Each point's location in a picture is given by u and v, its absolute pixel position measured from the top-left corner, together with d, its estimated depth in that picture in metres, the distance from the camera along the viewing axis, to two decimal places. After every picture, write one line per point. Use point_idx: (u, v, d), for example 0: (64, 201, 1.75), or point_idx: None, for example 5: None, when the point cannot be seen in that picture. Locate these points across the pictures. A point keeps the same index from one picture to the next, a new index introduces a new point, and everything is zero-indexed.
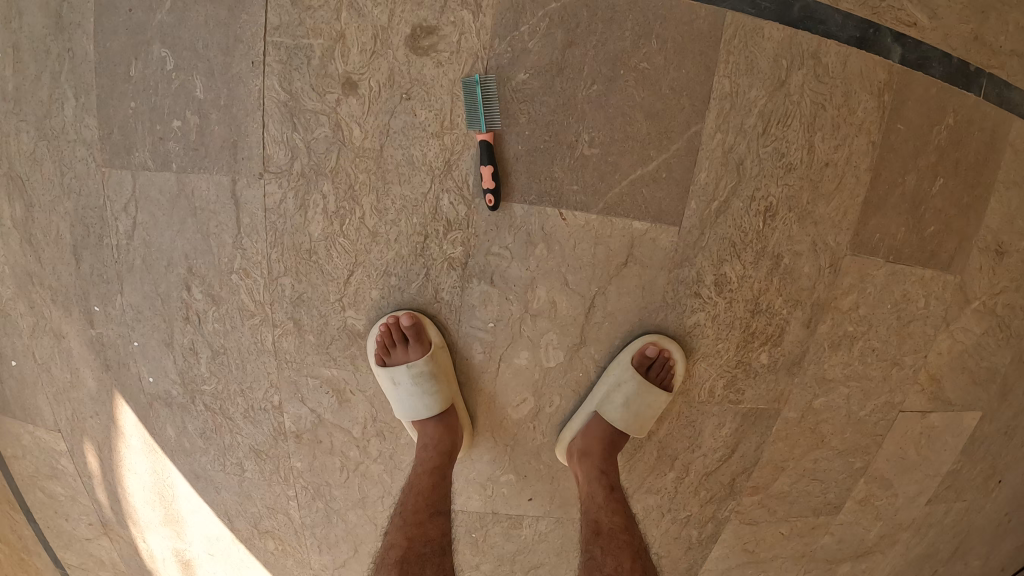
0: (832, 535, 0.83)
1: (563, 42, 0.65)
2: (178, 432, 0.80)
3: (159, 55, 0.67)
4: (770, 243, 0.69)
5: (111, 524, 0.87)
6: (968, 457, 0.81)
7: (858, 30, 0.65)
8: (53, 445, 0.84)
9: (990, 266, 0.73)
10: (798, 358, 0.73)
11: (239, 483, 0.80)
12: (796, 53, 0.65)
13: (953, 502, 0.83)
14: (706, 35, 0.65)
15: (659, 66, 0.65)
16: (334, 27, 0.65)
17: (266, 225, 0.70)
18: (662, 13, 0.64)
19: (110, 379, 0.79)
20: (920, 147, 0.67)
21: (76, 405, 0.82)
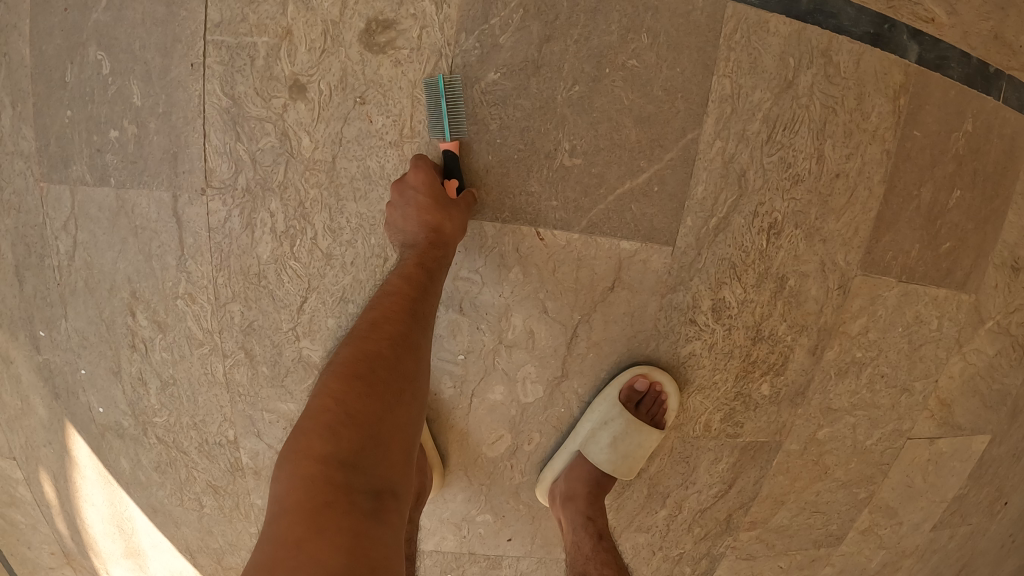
0: (834, 566, 0.77)
1: (540, 36, 0.59)
2: (133, 465, 0.74)
3: (94, 58, 0.60)
4: (774, 264, 0.64)
5: (73, 553, 0.83)
6: (975, 480, 0.74)
7: (872, 25, 0.60)
8: (9, 473, 0.79)
9: (1006, 283, 0.67)
10: (803, 388, 0.68)
11: (200, 517, 0.75)
12: (811, 49, 0.60)
13: (956, 526, 0.76)
14: (703, 29, 0.59)
15: (650, 64, 0.60)
16: (280, 22, 0.59)
17: (212, 247, 0.63)
18: (653, 5, 0.59)
19: (60, 407, 0.73)
20: (939, 157, 0.62)
21: (29, 433, 0.76)
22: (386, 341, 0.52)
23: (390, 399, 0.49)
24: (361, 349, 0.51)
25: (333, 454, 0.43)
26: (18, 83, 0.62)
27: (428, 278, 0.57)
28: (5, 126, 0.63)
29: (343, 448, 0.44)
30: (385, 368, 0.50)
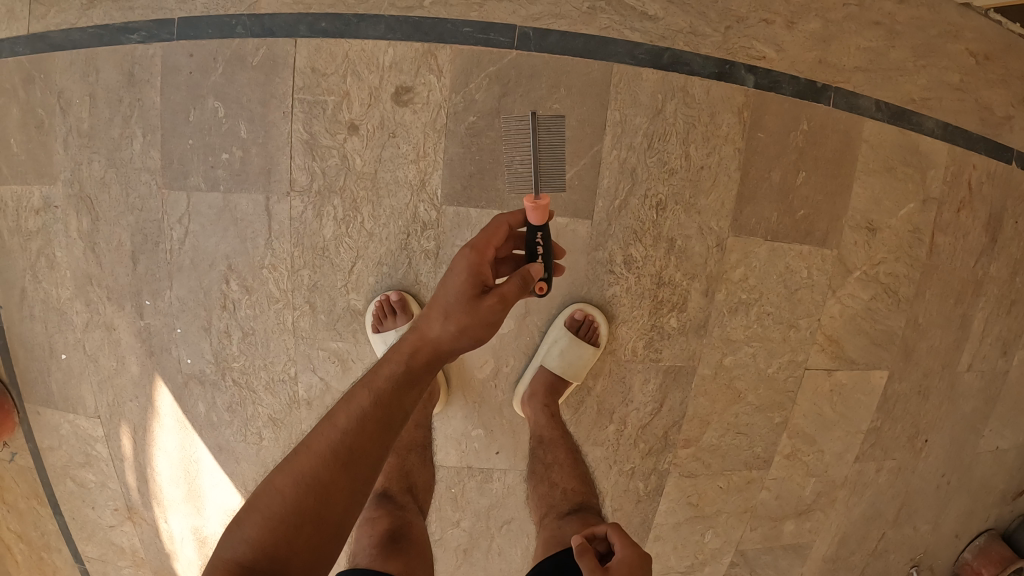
0: (770, 491, 1.04)
1: (499, 94, 0.85)
2: (208, 408, 0.99)
3: (212, 105, 0.87)
4: (665, 229, 0.90)
5: (136, 507, 1.06)
6: (887, 415, 1.04)
7: (717, 67, 0.85)
8: (92, 432, 1.04)
9: (865, 240, 0.95)
10: (704, 322, 0.93)
11: (258, 451, 1.00)
12: (671, 88, 0.86)
13: (883, 460, 1.06)
14: (599, 84, 0.85)
15: (567, 106, 0.86)
16: (342, 87, 0.85)
17: (291, 229, 0.90)
18: (566, 69, 0.85)
19: (152, 364, 0.99)
20: (783, 147, 0.88)
21: (118, 390, 1.01)
22: (368, 425, 0.53)
23: (360, 460, 0.52)
24: (344, 420, 0.53)
25: (271, 521, 0.49)
26: (148, 120, 0.89)
27: (433, 357, 0.59)
28: (136, 149, 0.90)
29: (279, 521, 0.49)
30: (352, 452, 0.52)
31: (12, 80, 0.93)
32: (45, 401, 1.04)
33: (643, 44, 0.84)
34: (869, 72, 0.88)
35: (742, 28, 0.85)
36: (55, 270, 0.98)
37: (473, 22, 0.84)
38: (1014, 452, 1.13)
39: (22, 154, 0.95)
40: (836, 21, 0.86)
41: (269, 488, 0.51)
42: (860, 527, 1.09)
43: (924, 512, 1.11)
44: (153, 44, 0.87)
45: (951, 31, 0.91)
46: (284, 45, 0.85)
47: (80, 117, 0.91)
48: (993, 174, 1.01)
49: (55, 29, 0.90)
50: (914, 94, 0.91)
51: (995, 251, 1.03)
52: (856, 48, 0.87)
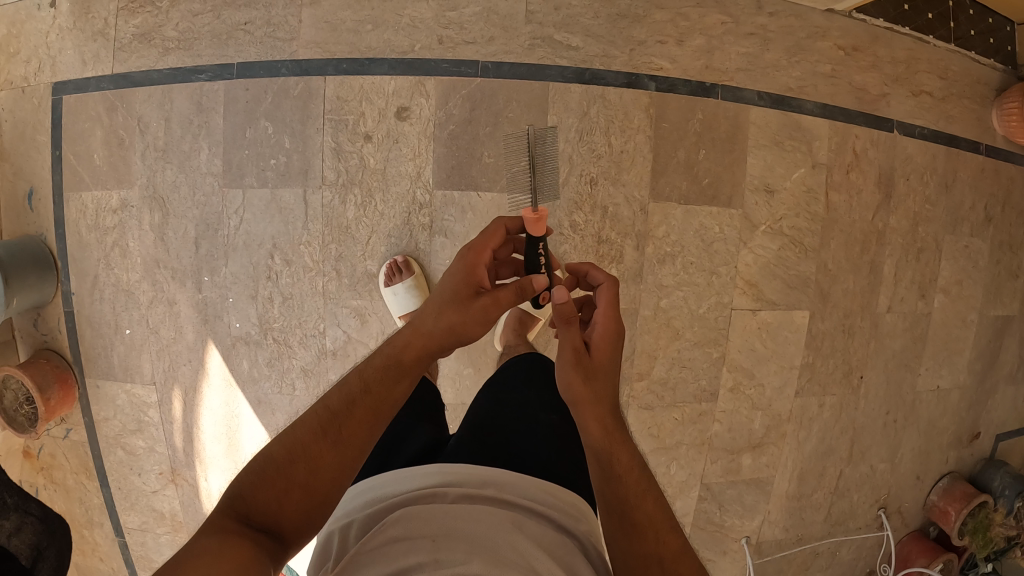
0: (722, 425, 1.28)
1: (468, 109, 1.14)
2: (251, 364, 1.24)
3: (264, 124, 1.18)
4: (599, 200, 1.18)
5: (178, 469, 1.29)
6: (821, 355, 1.31)
7: (627, 78, 1.16)
8: (147, 399, 1.29)
9: (765, 201, 1.23)
10: (639, 271, 1.21)
11: (291, 400, 1.24)
12: (593, 97, 1.15)
13: (827, 399, 1.33)
14: (540, 95, 1.14)
15: (517, 114, 1.14)
16: (357, 110, 1.15)
17: (324, 214, 1.18)
18: (516, 85, 1.14)
19: (206, 330, 1.25)
20: (683, 132, 1.18)
21: (175, 356, 1.26)
22: (356, 410, 0.60)
23: (348, 441, 0.59)
24: (337, 401, 0.61)
25: (268, 480, 0.57)
26: (214, 136, 1.20)
27: (419, 353, 0.65)
28: (204, 159, 1.20)
29: (275, 477, 0.57)
30: (343, 431, 0.59)
31: (97, 109, 1.23)
32: (107, 374, 1.30)
33: (570, 67, 1.14)
34: (748, 71, 1.19)
35: (643, 49, 1.15)
36: (126, 257, 1.25)
37: (449, 59, 1.14)
38: (950, 391, 1.45)
39: (103, 165, 1.24)
40: (717, 36, 1.17)
41: (268, 452, 0.58)
42: (816, 464, 1.35)
43: (856, 432, 1.37)
44: (218, 81, 1.19)
45: (817, 32, 1.22)
46: (317, 80, 1.16)
47: (158, 137, 1.22)
48: (877, 140, 1.29)
49: (137, 70, 1.21)
50: (791, 84, 1.21)
51: (891, 207, 1.32)
52: (736, 54, 1.18)
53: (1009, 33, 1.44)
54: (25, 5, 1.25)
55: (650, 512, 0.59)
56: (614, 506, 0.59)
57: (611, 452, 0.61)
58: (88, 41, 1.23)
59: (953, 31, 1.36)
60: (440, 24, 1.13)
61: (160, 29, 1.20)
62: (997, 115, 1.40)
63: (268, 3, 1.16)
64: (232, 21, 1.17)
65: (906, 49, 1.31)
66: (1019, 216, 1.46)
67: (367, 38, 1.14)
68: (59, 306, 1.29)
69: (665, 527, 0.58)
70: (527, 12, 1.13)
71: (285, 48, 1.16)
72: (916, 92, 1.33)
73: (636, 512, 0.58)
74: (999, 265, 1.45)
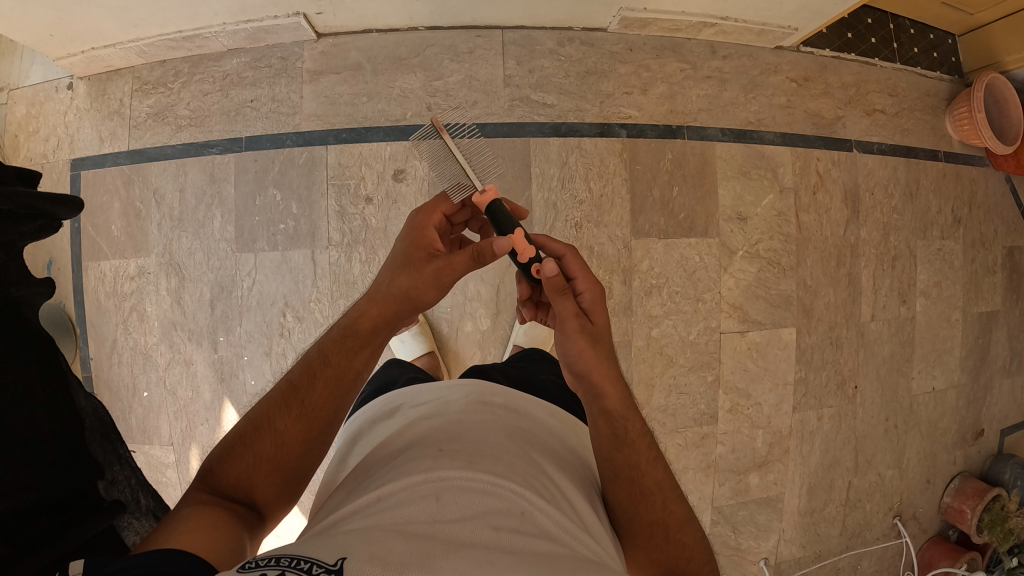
0: (725, 446, 1.33)
1: None
2: None
3: (273, 192, 1.27)
4: (586, 240, 1.26)
5: None
6: (812, 368, 1.37)
7: (599, 127, 1.27)
8: (166, 460, 1.33)
9: (739, 228, 1.32)
10: (628, 304, 1.28)
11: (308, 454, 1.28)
12: (570, 148, 1.26)
13: (823, 409, 1.39)
14: (522, 150, 1.25)
15: (504, 168, 1.25)
16: (359, 175, 1.26)
17: (331, 271, 1.27)
18: (500, 143, 1.25)
19: (223, 390, 1.30)
20: (655, 172, 1.29)
21: (193, 416, 1.31)
22: (319, 384, 0.68)
23: (312, 415, 0.68)
24: (298, 375, 0.70)
25: (238, 453, 0.65)
26: (226, 205, 1.29)
27: (374, 323, 0.72)
28: (217, 226, 1.29)
29: (246, 450, 0.66)
30: (307, 404, 0.68)
31: (115, 183, 1.32)
32: (124, 437, 1.33)
33: (547, 122, 1.26)
34: (709, 111, 1.31)
35: (612, 101, 1.27)
36: (144, 321, 1.31)
37: (438, 123, 1.26)
38: (939, 388, 1.51)
39: (122, 235, 1.32)
40: (677, 82, 1.30)
41: (238, 430, 0.68)
42: (824, 477, 1.40)
43: (853, 438, 1.42)
44: (228, 153, 1.28)
45: (769, 69, 1.34)
46: (320, 149, 1.26)
47: (173, 207, 1.30)
48: (838, 160, 1.39)
49: (152, 146, 1.31)
50: (750, 118, 1.33)
51: (859, 221, 1.41)
52: (697, 96, 1.30)
53: (951, 45, 1.56)
54: (45, 87, 1.36)
55: (658, 479, 0.69)
56: (622, 473, 0.69)
57: (626, 416, 0.70)
58: (105, 120, 1.33)
59: (897, 51, 1.48)
60: (427, 92, 1.25)
61: (173, 108, 1.30)
62: (949, 123, 1.51)
63: (271, 81, 1.27)
64: (239, 99, 1.28)
65: (855, 73, 1.43)
66: (985, 214, 1.55)
67: (363, 109, 1.26)
68: (77, 371, 1.33)
69: (671, 496, 0.70)
70: (504, 76, 1.25)
71: (289, 121, 1.27)
72: (870, 111, 1.43)
73: (644, 479, 0.69)
74: (975, 263, 1.54)
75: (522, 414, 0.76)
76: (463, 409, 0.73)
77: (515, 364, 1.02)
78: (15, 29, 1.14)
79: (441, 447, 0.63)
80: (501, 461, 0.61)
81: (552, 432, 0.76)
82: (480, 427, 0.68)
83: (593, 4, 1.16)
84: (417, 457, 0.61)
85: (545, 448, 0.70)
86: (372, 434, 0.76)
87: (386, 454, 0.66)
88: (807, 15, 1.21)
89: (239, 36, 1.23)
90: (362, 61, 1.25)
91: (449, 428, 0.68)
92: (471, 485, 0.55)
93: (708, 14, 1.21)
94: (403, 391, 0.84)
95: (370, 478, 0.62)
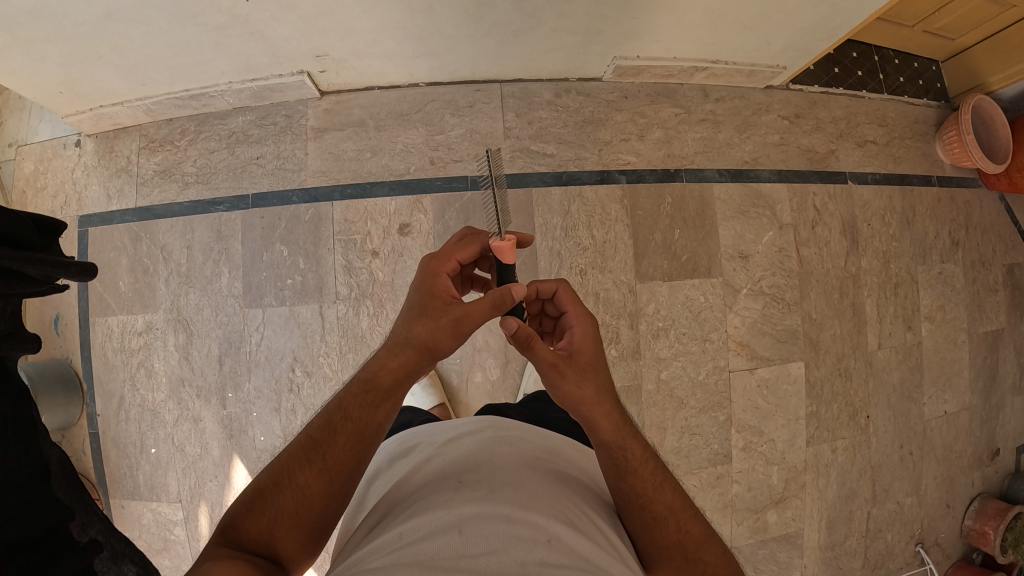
0: (741, 485, 1.32)
1: (463, 218, 1.28)
2: None
3: (279, 247, 1.29)
4: (591, 286, 1.28)
5: None
6: (822, 400, 1.37)
7: (598, 175, 1.30)
8: (174, 516, 1.31)
9: (741, 265, 1.34)
10: (636, 348, 1.28)
11: None
12: (572, 197, 1.29)
13: (837, 441, 1.38)
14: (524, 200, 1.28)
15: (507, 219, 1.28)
16: (364, 228, 1.29)
17: (340, 325, 1.28)
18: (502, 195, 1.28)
19: (232, 446, 1.29)
20: (656, 216, 1.31)
21: (201, 472, 1.30)
22: (340, 438, 0.67)
23: (334, 466, 0.66)
24: (318, 430, 0.68)
25: (258, 509, 0.64)
26: (233, 260, 1.30)
27: (396, 376, 0.70)
28: (225, 282, 1.30)
29: (267, 506, 0.64)
30: (327, 457, 0.66)
31: (123, 240, 1.34)
32: (132, 494, 1.32)
33: (548, 172, 1.29)
34: (705, 153, 1.34)
35: (610, 148, 1.31)
36: (152, 377, 1.31)
37: (441, 177, 1.29)
38: (952, 413, 1.50)
39: (129, 292, 1.33)
40: (672, 126, 1.33)
41: (256, 486, 0.66)
42: (842, 510, 1.38)
43: (869, 469, 1.41)
44: (234, 210, 1.31)
45: (761, 108, 1.38)
46: (326, 206, 1.29)
47: (181, 263, 1.32)
48: (834, 193, 1.42)
49: (160, 203, 1.33)
50: (745, 158, 1.36)
51: (859, 251, 1.43)
52: (692, 139, 1.34)
53: (935, 72, 1.60)
54: (53, 145, 1.39)
55: (669, 502, 0.67)
56: (632, 501, 0.67)
57: (624, 446, 0.69)
58: (113, 177, 1.36)
59: (884, 82, 1.52)
60: (430, 147, 1.28)
61: (180, 165, 1.33)
62: (940, 147, 1.53)
63: (277, 139, 1.30)
64: (245, 156, 1.31)
65: (844, 107, 1.46)
66: (982, 234, 1.57)
67: (367, 164, 1.29)
68: (84, 427, 1.33)
69: (685, 515, 0.67)
70: (504, 128, 1.29)
71: (294, 178, 1.30)
72: (862, 142, 1.46)
73: (655, 505, 0.67)
74: (976, 283, 1.55)
75: (540, 443, 0.75)
76: (480, 443, 0.73)
77: (526, 405, 1.02)
78: (25, 88, 1.16)
79: (460, 481, 0.63)
80: (522, 489, 0.61)
81: (570, 460, 0.75)
82: (497, 459, 0.68)
83: (588, 54, 1.20)
84: (437, 492, 0.62)
85: (565, 476, 0.70)
86: (390, 471, 0.75)
87: (405, 491, 0.66)
88: (794, 53, 1.25)
89: (243, 95, 1.26)
90: (364, 118, 1.29)
91: (467, 461, 0.68)
92: (492, 516, 0.55)
93: (700, 58, 1.25)
94: (419, 429, 0.83)
95: (392, 514, 0.62)
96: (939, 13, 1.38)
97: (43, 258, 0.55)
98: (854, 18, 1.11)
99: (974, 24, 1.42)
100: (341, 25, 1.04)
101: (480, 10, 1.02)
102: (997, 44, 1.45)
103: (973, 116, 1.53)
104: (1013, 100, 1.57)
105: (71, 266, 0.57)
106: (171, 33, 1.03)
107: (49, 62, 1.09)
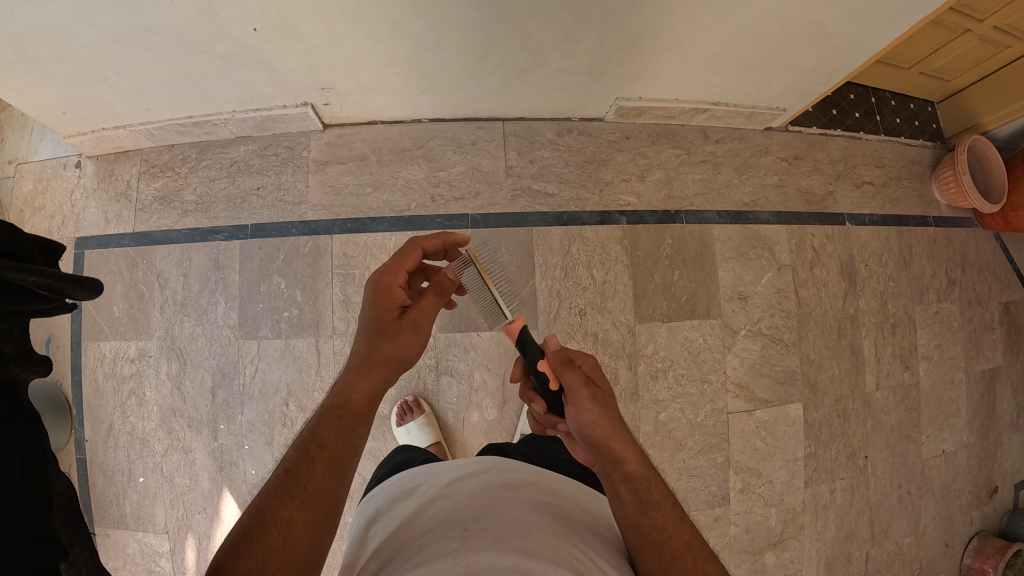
0: (739, 527, 1.29)
1: None
2: None
3: (277, 280, 1.29)
4: (590, 327, 1.27)
5: None
6: (821, 442, 1.36)
7: (599, 215, 1.31)
8: (160, 548, 1.28)
9: (740, 306, 1.34)
10: (634, 390, 1.28)
11: None
12: (572, 237, 1.30)
13: (836, 483, 1.36)
14: (524, 240, 1.29)
15: (507, 258, 1.28)
16: (363, 263, 1.28)
17: (335, 360, 1.27)
18: (502, 234, 1.29)
19: (221, 479, 1.26)
20: (656, 257, 1.31)
21: (190, 504, 1.27)
22: (318, 464, 0.64)
23: (316, 494, 0.62)
24: (295, 461, 0.64)
25: (245, 549, 0.57)
26: (230, 290, 1.29)
27: (368, 398, 0.70)
28: (220, 312, 1.29)
29: (253, 544, 0.58)
30: (309, 488, 0.63)
31: (119, 264, 1.32)
32: (117, 524, 1.29)
33: (549, 211, 1.30)
34: (705, 195, 1.36)
35: (611, 189, 1.32)
36: (143, 405, 1.29)
37: (441, 214, 1.28)
38: (951, 453, 1.49)
39: (123, 317, 1.31)
40: (672, 167, 1.35)
41: (239, 526, 0.60)
42: (841, 552, 1.36)
43: (868, 512, 1.39)
44: (233, 240, 1.30)
45: (760, 150, 1.40)
46: (325, 239, 1.29)
47: (178, 291, 1.31)
48: (832, 234, 1.42)
49: (158, 230, 1.33)
50: (744, 200, 1.38)
51: (857, 292, 1.43)
52: (692, 181, 1.35)
53: (931, 112, 1.62)
54: (53, 165, 1.39)
55: (687, 540, 0.64)
56: (650, 538, 0.64)
57: (649, 478, 0.67)
58: (111, 201, 1.35)
59: (881, 124, 1.54)
60: (431, 183, 1.29)
61: (179, 192, 1.33)
62: (936, 187, 1.55)
63: (279, 170, 1.31)
64: (246, 187, 1.32)
65: (842, 148, 1.48)
66: (978, 273, 1.58)
67: (367, 200, 1.30)
68: (70, 453, 1.30)
69: (702, 554, 0.64)
70: (506, 167, 1.30)
71: (294, 211, 1.30)
72: (859, 184, 1.48)
73: (674, 541, 0.64)
74: (973, 321, 1.55)
75: (545, 486, 0.73)
76: (483, 488, 0.70)
77: (526, 445, 0.97)
78: (27, 107, 1.16)
79: (466, 528, 0.60)
80: (531, 539, 0.58)
81: (576, 503, 0.73)
82: (503, 504, 0.66)
83: (591, 95, 1.22)
84: (442, 539, 0.58)
85: (573, 523, 0.66)
86: (391, 514, 0.71)
87: (408, 538, 0.62)
88: (794, 96, 1.27)
89: (247, 124, 1.27)
90: (367, 153, 1.30)
91: (473, 507, 0.65)
92: (501, 565, 0.52)
93: (700, 100, 1.26)
94: (419, 470, 0.80)
95: (393, 563, 0.58)
96: (934, 56, 1.40)
97: (43, 269, 0.48)
98: (854, 61, 1.12)
99: (969, 66, 1.45)
100: (346, 59, 1.05)
101: (485, 48, 1.03)
102: (994, 83, 1.47)
103: (970, 156, 1.55)
104: (1008, 140, 1.59)
105: (70, 279, 0.51)
106: (178, 60, 1.03)
107: (54, 80, 1.09)
